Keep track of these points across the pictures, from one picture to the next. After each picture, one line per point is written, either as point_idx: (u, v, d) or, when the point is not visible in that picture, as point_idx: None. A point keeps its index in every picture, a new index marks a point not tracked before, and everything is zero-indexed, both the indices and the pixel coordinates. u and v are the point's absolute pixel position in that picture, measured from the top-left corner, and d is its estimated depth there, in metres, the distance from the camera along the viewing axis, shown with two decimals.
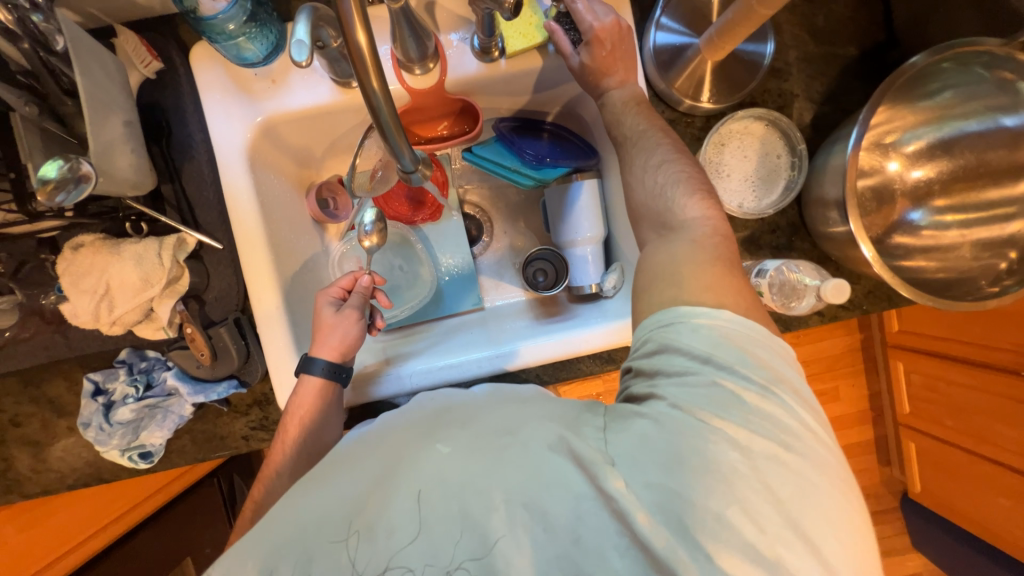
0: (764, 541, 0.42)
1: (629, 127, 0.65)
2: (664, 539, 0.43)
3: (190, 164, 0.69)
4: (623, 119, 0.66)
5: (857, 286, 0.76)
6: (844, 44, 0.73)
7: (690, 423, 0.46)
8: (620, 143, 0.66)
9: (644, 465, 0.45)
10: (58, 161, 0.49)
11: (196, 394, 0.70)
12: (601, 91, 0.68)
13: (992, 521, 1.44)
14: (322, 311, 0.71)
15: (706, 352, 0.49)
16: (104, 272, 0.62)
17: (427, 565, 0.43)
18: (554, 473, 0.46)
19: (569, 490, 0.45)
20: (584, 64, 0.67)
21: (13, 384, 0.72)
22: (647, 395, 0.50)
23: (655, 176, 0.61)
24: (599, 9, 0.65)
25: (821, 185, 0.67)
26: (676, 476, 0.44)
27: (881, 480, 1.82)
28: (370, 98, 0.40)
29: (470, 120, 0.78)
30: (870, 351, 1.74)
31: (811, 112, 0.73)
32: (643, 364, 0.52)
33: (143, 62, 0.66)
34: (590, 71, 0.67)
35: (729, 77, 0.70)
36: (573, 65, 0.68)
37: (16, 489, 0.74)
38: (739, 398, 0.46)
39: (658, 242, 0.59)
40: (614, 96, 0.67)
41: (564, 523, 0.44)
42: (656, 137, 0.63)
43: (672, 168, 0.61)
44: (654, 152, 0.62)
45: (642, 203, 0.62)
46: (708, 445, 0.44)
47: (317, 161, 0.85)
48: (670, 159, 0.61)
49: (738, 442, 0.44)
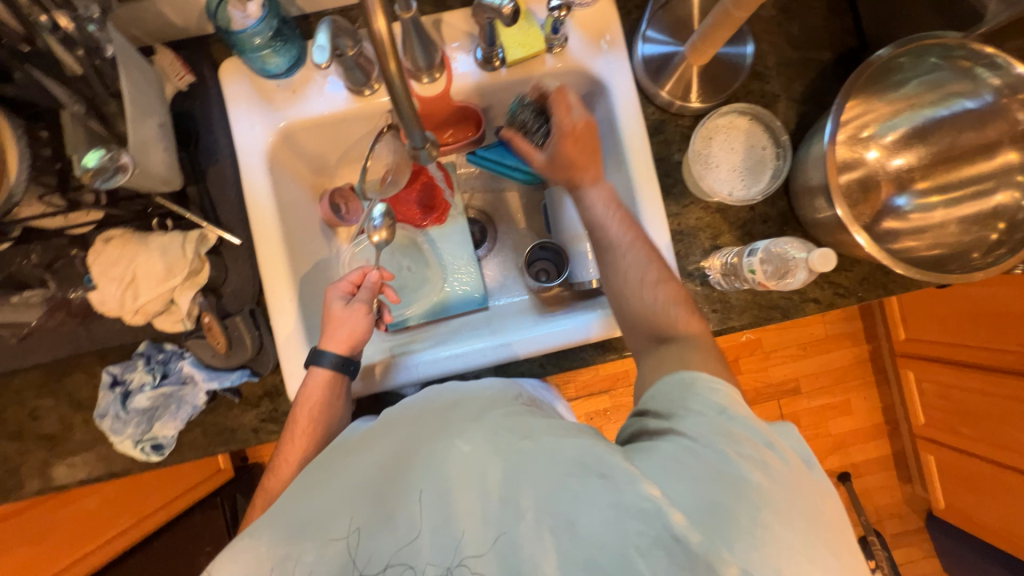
0: (799, 559, 0.40)
1: (615, 235, 0.67)
2: (700, 535, 0.41)
3: (214, 167, 0.75)
4: (609, 227, 0.67)
5: (850, 274, 0.78)
6: (819, 48, 0.79)
7: (710, 446, 0.45)
8: (607, 246, 0.67)
9: (672, 475, 0.44)
10: (100, 150, 0.55)
11: (210, 381, 0.72)
12: (575, 188, 0.70)
13: (1007, 527, 1.41)
14: (331, 304, 0.73)
15: (726, 402, 0.49)
16: (132, 261, 0.66)
17: (431, 564, 0.46)
18: (578, 485, 0.44)
19: (593, 498, 0.44)
20: (555, 160, 0.71)
21: (35, 378, 0.75)
22: (662, 428, 0.50)
23: (648, 294, 0.63)
24: (573, 109, 0.71)
25: (805, 173, 0.71)
26: (701, 484, 0.43)
27: (904, 498, 1.75)
28: (391, 83, 0.45)
29: (472, 126, 0.84)
30: (880, 361, 1.72)
31: (793, 110, 0.78)
32: (655, 404, 0.53)
33: (176, 77, 0.72)
34: (558, 166, 0.71)
35: (714, 78, 0.76)
36: (540, 161, 0.73)
37: (29, 484, 0.75)
38: (759, 431, 0.46)
39: (656, 354, 0.60)
40: (591, 201, 0.69)
41: (586, 530, 0.43)
42: (642, 251, 0.65)
43: (665, 290, 0.63)
44: (644, 271, 0.64)
45: (640, 315, 0.63)
46: (733, 463, 0.44)
47: (331, 169, 0.89)
48: (663, 280, 0.64)
49: (758, 468, 0.44)
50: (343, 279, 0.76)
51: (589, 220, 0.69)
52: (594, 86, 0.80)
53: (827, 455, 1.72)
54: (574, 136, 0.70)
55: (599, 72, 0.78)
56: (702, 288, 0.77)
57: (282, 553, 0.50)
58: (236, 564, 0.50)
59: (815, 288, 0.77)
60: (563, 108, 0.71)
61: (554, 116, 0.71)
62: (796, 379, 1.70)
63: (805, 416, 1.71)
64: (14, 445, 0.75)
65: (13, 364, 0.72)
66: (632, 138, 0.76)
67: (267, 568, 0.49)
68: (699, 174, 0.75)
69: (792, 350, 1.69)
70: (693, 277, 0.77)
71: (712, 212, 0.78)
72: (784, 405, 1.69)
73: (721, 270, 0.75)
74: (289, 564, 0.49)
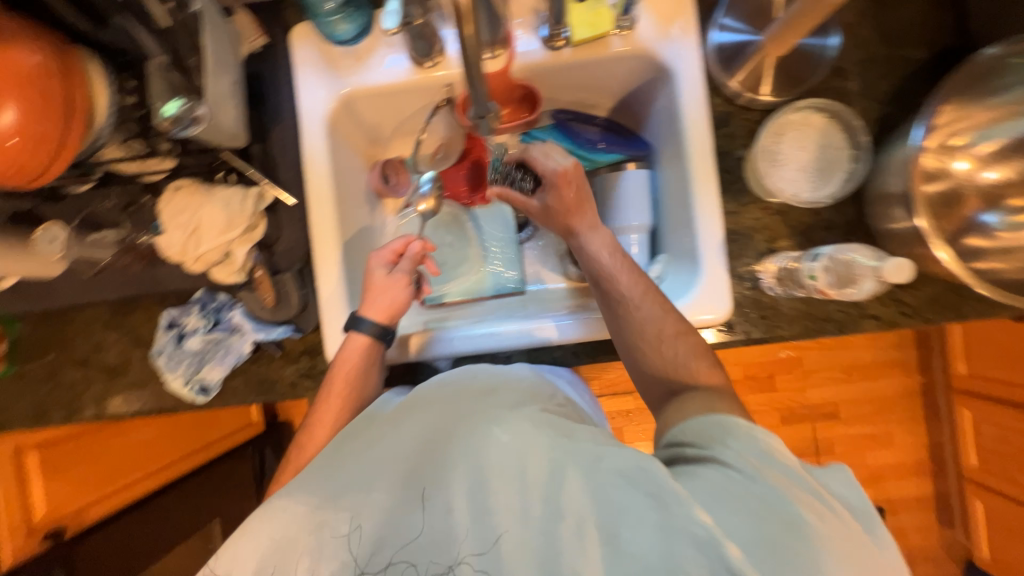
0: None
1: (625, 287, 0.68)
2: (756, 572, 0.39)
3: (278, 128, 0.78)
4: (619, 278, 0.69)
5: (919, 292, 0.73)
6: (912, 46, 0.74)
7: (759, 481, 0.44)
8: (617, 301, 0.69)
9: (722, 506, 0.42)
10: (179, 101, 0.59)
11: (257, 331, 0.76)
12: (574, 237, 0.73)
13: None
14: (375, 271, 0.74)
15: (772, 445, 0.46)
16: (197, 211, 0.70)
17: (430, 562, 0.48)
18: (622, 498, 0.45)
19: (640, 517, 0.43)
20: (550, 208, 0.74)
21: (103, 312, 0.81)
22: (700, 457, 0.48)
23: (667, 348, 0.66)
24: (555, 157, 0.74)
25: (883, 178, 0.66)
26: (752, 519, 0.41)
27: (941, 544, 1.64)
28: (466, 49, 0.45)
29: (529, 106, 0.81)
30: (932, 395, 1.59)
31: (873, 111, 0.74)
32: (688, 435, 0.52)
33: (251, 39, 0.76)
34: (554, 217, 0.74)
35: (791, 73, 0.73)
36: (537, 210, 0.76)
37: (89, 409, 0.81)
38: (803, 476, 0.44)
39: (671, 402, 0.62)
40: (597, 251, 0.71)
41: (629, 545, 0.43)
42: (655, 303, 0.67)
43: (682, 342, 0.66)
44: (661, 325, 0.67)
45: (659, 369, 0.66)
46: (790, 504, 0.42)
47: (384, 141, 0.91)
48: (681, 332, 0.67)
49: (815, 512, 0.42)
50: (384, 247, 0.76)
51: (596, 274, 0.71)
52: (659, 73, 0.77)
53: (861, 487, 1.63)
54: (557, 185, 0.72)
55: (666, 58, 0.75)
56: (752, 291, 0.74)
57: (319, 517, 0.50)
58: (277, 522, 0.51)
59: (877, 304, 0.73)
60: (541, 160, 0.74)
61: (537, 166, 0.75)
62: (835, 404, 1.60)
63: (842, 444, 1.61)
64: (80, 371, 0.81)
65: (86, 297, 0.77)
66: (695, 132, 0.73)
67: (305, 529, 0.50)
68: (764, 171, 0.71)
69: (836, 372, 1.59)
70: (744, 280, 0.74)
71: (771, 214, 0.74)
72: (819, 429, 1.61)
73: (775, 275, 0.72)
74: (326, 531, 0.50)
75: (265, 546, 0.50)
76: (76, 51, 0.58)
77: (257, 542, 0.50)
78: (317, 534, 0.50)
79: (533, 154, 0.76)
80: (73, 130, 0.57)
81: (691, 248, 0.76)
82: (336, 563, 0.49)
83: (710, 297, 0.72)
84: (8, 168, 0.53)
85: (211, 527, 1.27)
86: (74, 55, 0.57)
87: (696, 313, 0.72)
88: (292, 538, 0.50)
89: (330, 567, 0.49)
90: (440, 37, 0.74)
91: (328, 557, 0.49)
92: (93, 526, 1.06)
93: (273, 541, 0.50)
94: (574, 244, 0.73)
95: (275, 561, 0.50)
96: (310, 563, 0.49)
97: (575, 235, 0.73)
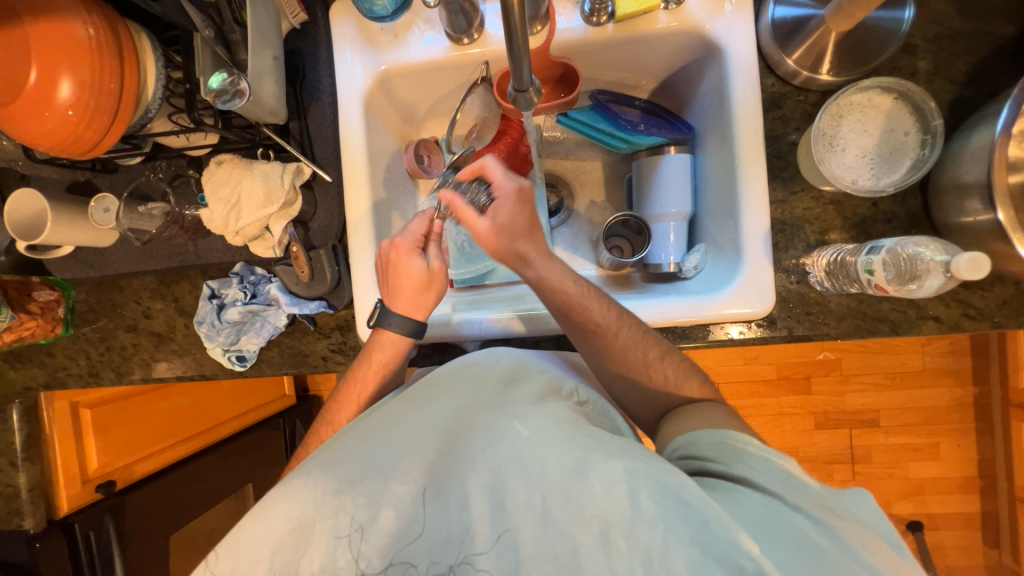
0: None
1: (601, 311, 0.65)
2: None
3: (316, 106, 0.78)
4: (592, 308, 0.65)
5: (989, 294, 0.67)
6: (999, 20, 0.67)
7: (801, 513, 0.42)
8: (592, 331, 0.65)
9: (759, 530, 0.41)
10: (223, 75, 0.60)
11: (293, 306, 0.78)
12: (525, 260, 0.66)
13: None
14: (409, 260, 0.68)
15: (787, 467, 0.47)
16: (238, 184, 0.71)
17: (432, 561, 0.45)
18: (654, 505, 0.42)
19: (679, 533, 0.40)
20: (493, 230, 0.65)
21: (150, 281, 0.85)
22: (726, 476, 0.47)
23: (656, 369, 0.65)
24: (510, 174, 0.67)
25: (958, 166, 0.61)
26: (802, 554, 0.39)
27: (984, 565, 1.52)
28: (511, 29, 0.44)
29: (568, 87, 0.77)
30: (985, 408, 1.48)
31: (947, 93, 0.68)
32: (703, 451, 0.51)
33: (292, 14, 0.73)
34: (503, 235, 0.65)
35: (856, 49, 0.66)
36: (480, 228, 0.65)
37: (136, 372, 0.86)
38: (832, 502, 0.43)
39: (667, 419, 0.62)
40: (560, 282, 0.66)
41: (658, 557, 0.40)
42: (632, 325, 0.66)
43: (669, 364, 0.65)
44: (645, 348, 0.65)
45: (661, 375, 0.65)
46: (840, 539, 0.40)
47: (419, 120, 0.90)
48: (666, 353, 0.66)
49: (868, 550, 0.40)
50: (407, 232, 0.69)
51: (570, 303, 0.65)
52: (707, 51, 0.73)
53: (897, 500, 1.54)
54: (513, 204, 0.65)
55: (718, 35, 0.70)
56: (798, 286, 0.70)
57: (336, 502, 0.48)
58: (293, 504, 0.48)
59: (938, 304, 0.68)
60: (497, 171, 0.66)
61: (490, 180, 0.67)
62: (876, 411, 1.51)
63: (880, 453, 1.53)
64: (129, 336, 0.86)
65: (133, 266, 0.81)
66: (744, 116, 0.69)
67: (321, 513, 0.47)
68: (820, 154, 0.66)
69: (877, 378, 1.50)
70: (790, 273, 0.70)
71: (824, 204, 0.70)
72: (855, 436, 1.53)
73: (825, 269, 0.68)
74: (342, 520, 0.47)
75: (281, 531, 0.47)
76: (126, 26, 0.59)
77: (272, 527, 0.47)
78: (332, 522, 0.47)
79: (489, 167, 0.67)
80: (123, 106, 0.58)
81: (734, 243, 0.72)
82: (348, 555, 0.46)
83: (752, 291, 0.68)
84: (63, 141, 0.56)
85: (243, 489, 1.38)
86: (126, 31, 0.59)
87: (731, 308, 0.68)
88: (308, 522, 0.47)
89: (343, 560, 0.46)
90: (479, 13, 0.72)
91: (342, 548, 0.46)
92: (142, 480, 1.13)
93: (289, 524, 0.47)
94: (529, 273, 0.67)
95: (290, 547, 0.47)
96: (325, 552, 0.46)
97: (529, 263, 0.66)
